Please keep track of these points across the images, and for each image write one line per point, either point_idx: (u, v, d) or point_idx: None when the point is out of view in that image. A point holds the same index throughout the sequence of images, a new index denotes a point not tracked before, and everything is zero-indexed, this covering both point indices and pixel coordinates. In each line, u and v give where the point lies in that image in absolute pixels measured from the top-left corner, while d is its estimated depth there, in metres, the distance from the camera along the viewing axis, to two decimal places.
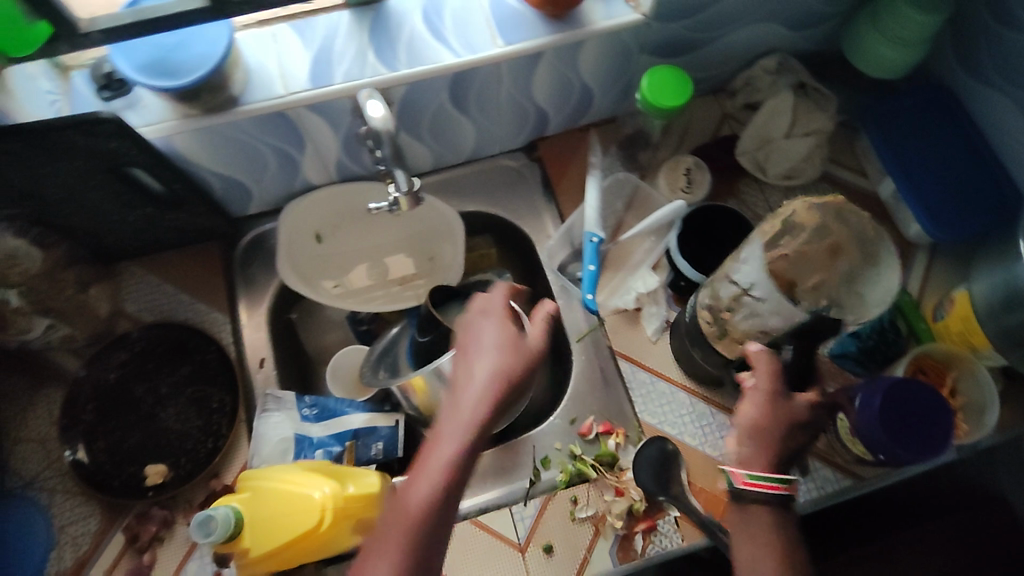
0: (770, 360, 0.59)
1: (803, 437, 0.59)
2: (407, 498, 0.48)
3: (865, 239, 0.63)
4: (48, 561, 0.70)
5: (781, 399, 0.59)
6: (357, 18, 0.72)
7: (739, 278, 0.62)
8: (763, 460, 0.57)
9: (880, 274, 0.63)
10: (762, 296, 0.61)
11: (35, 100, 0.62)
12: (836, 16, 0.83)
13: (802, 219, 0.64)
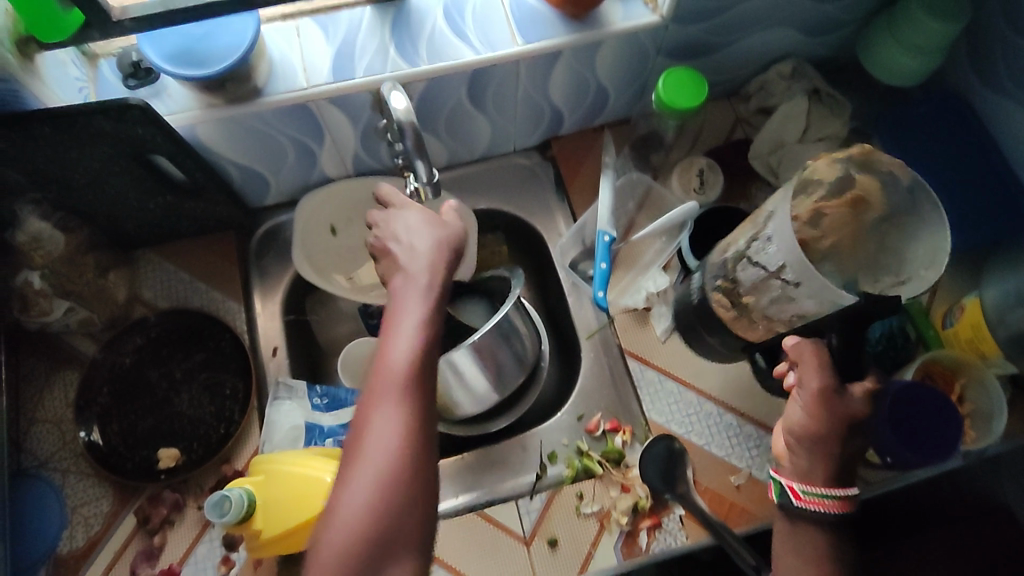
0: (814, 356, 0.60)
1: (859, 436, 0.58)
2: (391, 355, 0.49)
3: (896, 196, 0.64)
4: (61, 540, 0.71)
5: (835, 399, 0.58)
6: (379, 15, 0.73)
7: (768, 259, 0.64)
8: (820, 469, 0.57)
9: (922, 227, 0.64)
10: (795, 277, 0.62)
11: (66, 87, 0.64)
12: (852, 23, 0.83)
13: (823, 175, 0.65)
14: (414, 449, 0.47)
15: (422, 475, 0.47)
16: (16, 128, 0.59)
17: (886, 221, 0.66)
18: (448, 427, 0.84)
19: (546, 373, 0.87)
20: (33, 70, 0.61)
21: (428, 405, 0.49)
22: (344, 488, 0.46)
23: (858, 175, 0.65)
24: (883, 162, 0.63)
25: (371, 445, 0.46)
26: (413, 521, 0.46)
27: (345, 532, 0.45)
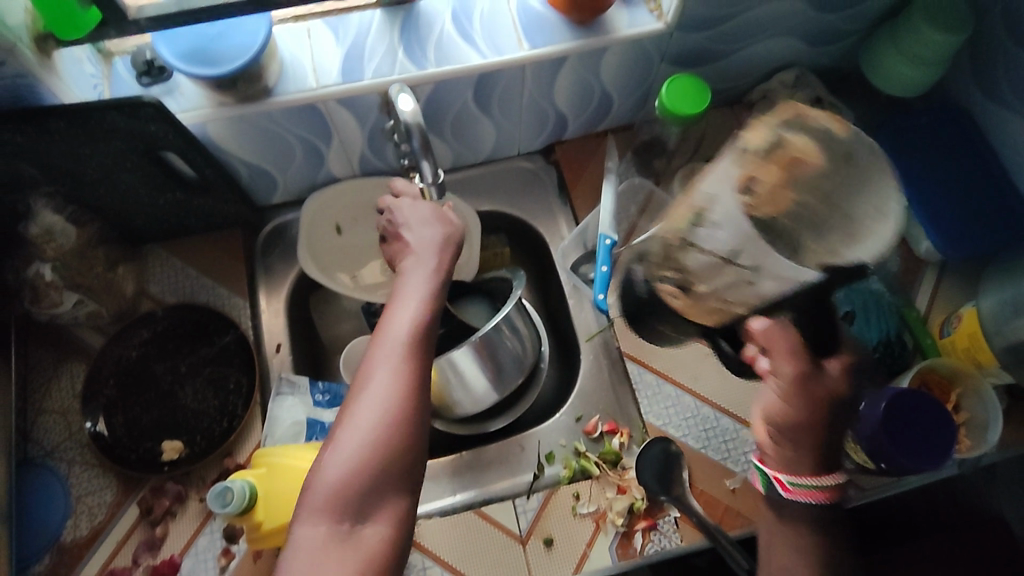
0: (785, 340, 0.56)
1: (839, 412, 0.58)
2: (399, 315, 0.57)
3: (833, 145, 0.50)
4: (66, 528, 0.73)
5: (809, 383, 0.56)
6: (388, 18, 0.74)
7: (715, 245, 0.51)
8: (805, 458, 0.57)
9: (869, 185, 0.49)
10: (752, 262, 0.50)
11: (82, 83, 0.66)
12: (855, 34, 0.84)
13: (754, 139, 0.51)
14: (414, 394, 0.54)
15: (418, 418, 0.54)
16: (33, 123, 0.61)
17: (848, 165, 0.50)
18: (448, 426, 0.85)
19: (546, 374, 0.88)
20: (52, 68, 0.62)
21: (427, 360, 0.56)
22: (347, 421, 0.52)
23: (791, 133, 0.50)
24: (817, 122, 0.51)
25: (375, 386, 0.53)
26: (407, 456, 0.52)
27: (348, 457, 0.51)
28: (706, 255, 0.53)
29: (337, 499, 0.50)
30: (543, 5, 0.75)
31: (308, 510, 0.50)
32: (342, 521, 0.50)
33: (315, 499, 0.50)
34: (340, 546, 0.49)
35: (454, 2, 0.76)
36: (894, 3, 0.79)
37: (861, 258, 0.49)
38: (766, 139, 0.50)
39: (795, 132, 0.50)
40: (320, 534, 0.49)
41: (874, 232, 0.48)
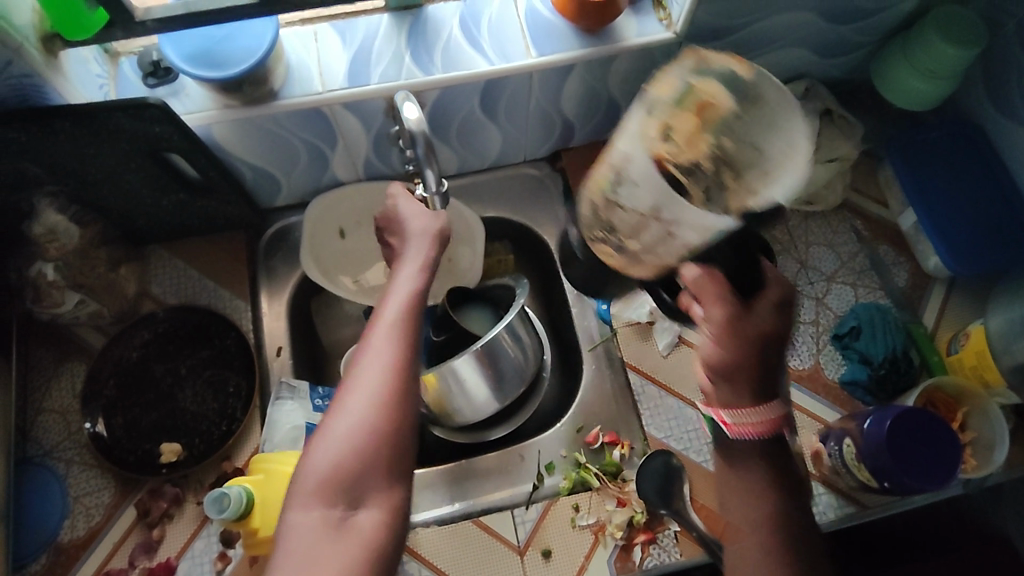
0: (710, 280, 0.58)
1: (775, 349, 0.56)
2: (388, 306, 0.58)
3: (742, 85, 0.54)
4: (63, 529, 0.72)
5: (738, 320, 0.56)
6: (396, 22, 0.74)
7: (637, 200, 0.56)
8: (741, 392, 0.55)
9: (776, 123, 0.54)
10: (673, 216, 0.54)
11: (88, 84, 0.65)
12: (866, 46, 0.83)
13: (660, 91, 0.54)
14: (403, 379, 0.54)
15: (409, 404, 0.53)
16: (38, 123, 0.61)
17: (757, 106, 0.54)
18: (447, 433, 0.84)
19: (547, 383, 0.87)
20: (58, 68, 0.62)
21: (417, 348, 0.56)
22: (337, 408, 0.53)
23: (700, 81, 0.53)
24: (724, 69, 0.54)
25: (364, 372, 0.53)
26: (397, 442, 0.52)
27: (337, 443, 0.51)
28: (631, 211, 0.57)
29: (327, 484, 0.50)
30: (552, 13, 0.74)
31: (299, 497, 0.51)
32: (333, 507, 0.50)
33: (307, 486, 0.51)
34: (332, 533, 0.49)
35: (463, 8, 0.75)
36: (907, 16, 0.78)
37: (776, 197, 0.53)
38: (676, 90, 0.54)
39: (699, 79, 0.53)
40: (311, 521, 0.50)
41: (788, 169, 0.52)
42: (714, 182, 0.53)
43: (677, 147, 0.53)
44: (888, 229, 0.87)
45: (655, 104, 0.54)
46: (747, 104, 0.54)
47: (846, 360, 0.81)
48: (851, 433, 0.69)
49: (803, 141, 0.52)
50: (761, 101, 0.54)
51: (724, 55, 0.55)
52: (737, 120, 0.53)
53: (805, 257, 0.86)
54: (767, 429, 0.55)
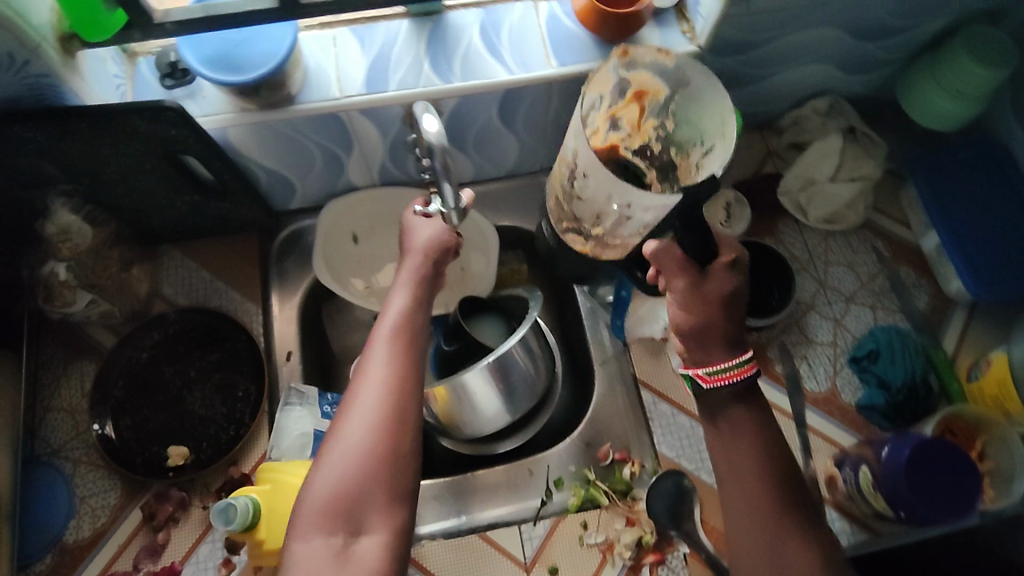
0: (669, 252, 0.61)
1: (735, 308, 0.61)
2: (380, 331, 0.59)
3: (672, 73, 0.67)
4: (68, 529, 0.72)
5: (700, 287, 0.60)
6: (416, 28, 0.73)
7: (592, 191, 0.69)
8: (712, 352, 0.60)
9: (709, 101, 0.67)
10: (624, 200, 0.66)
11: (104, 84, 0.65)
12: (893, 63, 0.82)
13: (601, 87, 0.68)
14: (398, 401, 0.55)
15: (405, 426, 0.54)
16: (55, 123, 0.60)
17: (687, 87, 0.68)
18: (455, 444, 0.83)
19: (558, 398, 0.86)
20: (76, 68, 0.61)
21: (413, 371, 0.57)
22: (335, 434, 0.53)
23: (631, 74, 0.69)
24: (648, 63, 0.67)
25: (361, 397, 0.55)
26: (396, 465, 0.53)
27: (336, 469, 0.51)
28: (587, 202, 0.71)
29: (327, 510, 0.50)
30: (574, 23, 0.73)
31: (301, 526, 0.50)
32: (335, 533, 0.50)
33: (308, 513, 0.51)
34: (334, 559, 0.49)
35: (484, 15, 0.74)
36: (936, 34, 0.77)
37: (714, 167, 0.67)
38: (613, 90, 0.70)
39: (631, 72, 0.68)
40: (314, 547, 0.49)
41: (718, 144, 0.66)
42: (663, 156, 0.74)
43: (628, 135, 0.74)
44: (910, 251, 0.86)
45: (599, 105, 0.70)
46: (676, 86, 0.68)
47: (864, 384, 0.79)
48: (868, 461, 0.68)
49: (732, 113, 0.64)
50: (683, 87, 0.68)
51: (647, 50, 0.66)
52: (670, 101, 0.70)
53: (824, 277, 0.85)
54: (746, 377, 0.58)
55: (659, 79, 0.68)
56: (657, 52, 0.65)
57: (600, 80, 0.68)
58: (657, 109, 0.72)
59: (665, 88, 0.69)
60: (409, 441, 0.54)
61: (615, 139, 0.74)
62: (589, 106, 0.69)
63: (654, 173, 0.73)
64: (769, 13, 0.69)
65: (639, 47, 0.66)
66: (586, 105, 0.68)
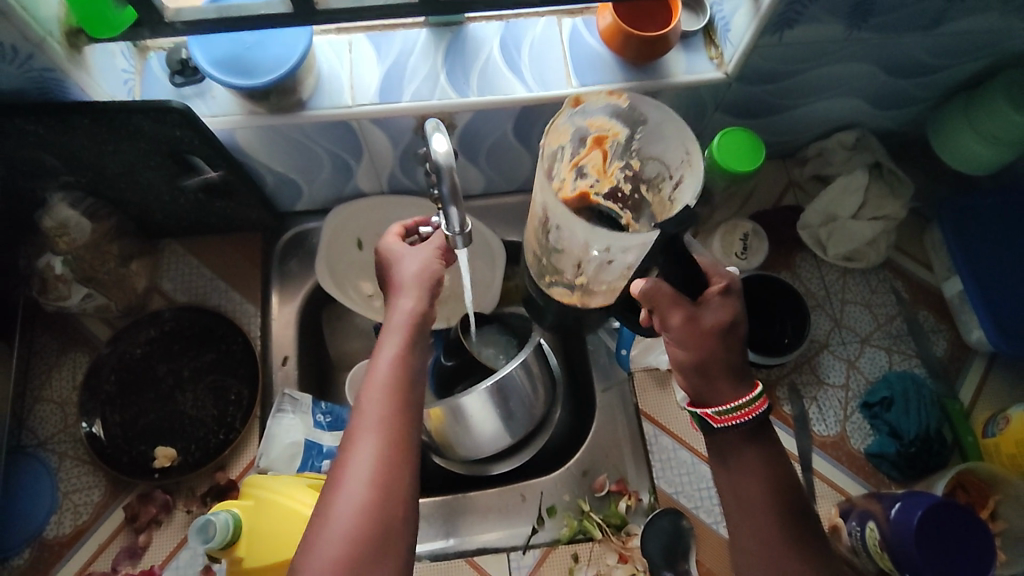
0: (661, 289, 0.57)
1: (734, 337, 0.58)
2: (370, 391, 0.55)
3: (629, 115, 0.67)
4: (49, 524, 0.71)
5: (700, 321, 0.57)
6: (434, 38, 0.71)
7: (570, 241, 0.68)
8: (716, 390, 0.57)
9: (667, 134, 0.67)
10: (603, 244, 0.65)
11: (112, 80, 0.64)
12: (927, 101, 0.79)
13: (560, 138, 0.67)
14: (388, 477, 0.51)
15: (396, 505, 0.50)
16: (58, 117, 0.59)
17: (645, 125, 0.68)
18: (446, 463, 0.81)
19: (557, 418, 0.83)
20: (83, 63, 0.60)
21: (404, 440, 0.53)
22: (322, 516, 0.50)
23: (587, 121, 0.67)
24: (603, 109, 0.66)
25: (349, 476, 0.51)
26: (387, 550, 0.49)
27: (325, 559, 0.48)
28: (565, 252, 0.70)
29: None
30: (597, 42, 0.71)
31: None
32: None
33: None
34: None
35: (504, 28, 0.72)
36: (973, 75, 0.74)
37: (684, 194, 0.67)
38: (573, 139, 0.69)
39: (588, 120, 0.67)
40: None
41: (686, 173, 0.66)
42: (635, 195, 0.75)
43: (595, 181, 0.75)
44: (931, 295, 0.83)
45: (562, 155, 0.70)
46: (634, 125, 0.68)
47: (875, 431, 0.77)
48: (875, 517, 0.66)
49: (694, 143, 0.63)
50: (641, 125, 0.68)
51: (600, 96, 0.64)
52: (629, 141, 0.71)
53: (840, 316, 0.82)
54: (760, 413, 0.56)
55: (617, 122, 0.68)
56: (610, 99, 0.64)
57: (559, 132, 0.66)
58: (621, 151, 0.72)
59: (623, 129, 0.69)
60: (400, 520, 0.50)
61: (584, 186, 0.75)
62: (552, 160, 0.68)
63: (629, 213, 0.76)
64: (801, 45, 0.66)
65: (589, 94, 0.64)
66: (547, 162, 0.67)
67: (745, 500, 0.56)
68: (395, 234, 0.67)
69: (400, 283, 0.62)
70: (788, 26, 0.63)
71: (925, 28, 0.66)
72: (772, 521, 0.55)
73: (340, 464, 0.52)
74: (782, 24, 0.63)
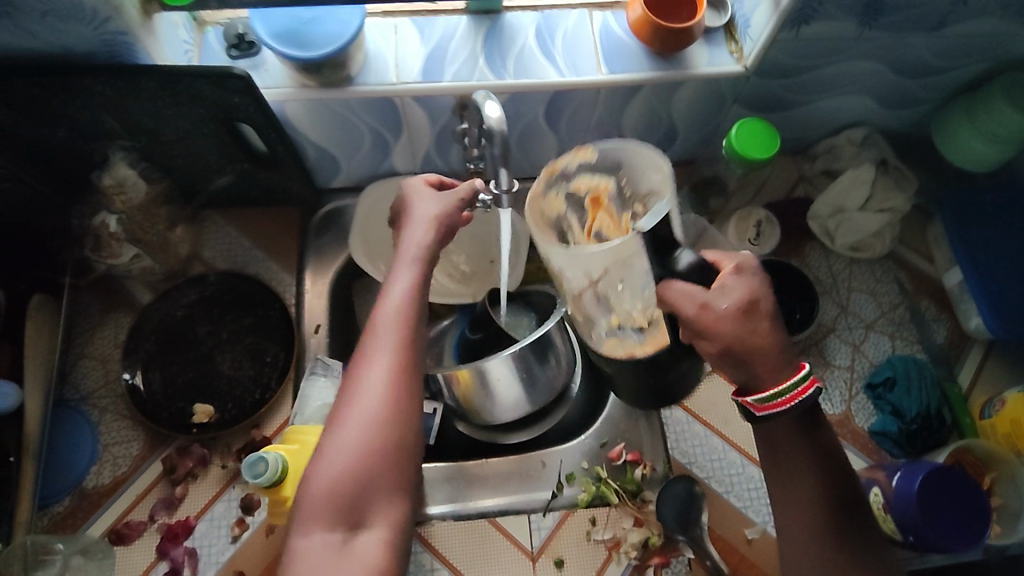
0: (672, 286, 0.52)
1: (759, 316, 0.53)
2: (384, 314, 0.54)
3: (609, 165, 0.62)
4: (89, 474, 0.74)
5: (717, 313, 0.52)
6: (474, 25, 0.76)
7: (584, 272, 0.59)
8: (752, 374, 0.53)
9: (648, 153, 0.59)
10: (607, 262, 0.57)
11: (174, 48, 0.67)
12: (931, 102, 0.84)
13: (551, 205, 0.63)
14: (401, 399, 0.51)
15: (407, 426, 0.51)
16: (127, 80, 0.62)
17: (627, 162, 0.62)
18: (469, 430, 0.86)
19: (575, 395, 0.87)
20: (152, 30, 0.64)
21: (416, 365, 0.53)
22: (334, 430, 0.50)
23: (574, 185, 0.64)
24: (577, 169, 0.63)
25: (363, 393, 0.51)
26: (400, 467, 0.50)
27: (338, 471, 0.48)
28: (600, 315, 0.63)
29: (329, 516, 0.48)
30: (625, 33, 0.76)
31: (299, 527, 0.48)
32: (337, 536, 0.48)
33: (308, 513, 0.48)
34: (334, 559, 0.47)
35: (540, 17, 0.77)
36: (973, 78, 0.79)
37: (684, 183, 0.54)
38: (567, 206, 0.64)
39: (571, 184, 0.63)
40: (314, 546, 0.47)
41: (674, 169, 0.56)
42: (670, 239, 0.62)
43: None
44: (933, 286, 0.88)
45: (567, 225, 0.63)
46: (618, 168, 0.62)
47: (878, 411, 0.81)
48: (878, 483, 0.68)
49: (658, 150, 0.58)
50: (623, 168, 0.62)
51: (565, 156, 0.62)
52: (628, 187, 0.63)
53: (846, 303, 0.87)
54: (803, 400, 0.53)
55: (598, 174, 0.63)
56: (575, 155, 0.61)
57: (546, 202, 0.62)
58: (623, 204, 0.63)
59: (612, 179, 0.63)
60: (412, 440, 0.51)
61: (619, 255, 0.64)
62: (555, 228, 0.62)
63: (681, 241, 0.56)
64: (815, 41, 0.71)
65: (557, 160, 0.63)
66: (542, 225, 0.61)
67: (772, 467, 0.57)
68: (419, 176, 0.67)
69: (415, 220, 0.62)
70: (805, 21, 0.68)
71: (931, 29, 0.71)
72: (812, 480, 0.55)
73: (352, 382, 0.52)
74: (799, 20, 0.68)
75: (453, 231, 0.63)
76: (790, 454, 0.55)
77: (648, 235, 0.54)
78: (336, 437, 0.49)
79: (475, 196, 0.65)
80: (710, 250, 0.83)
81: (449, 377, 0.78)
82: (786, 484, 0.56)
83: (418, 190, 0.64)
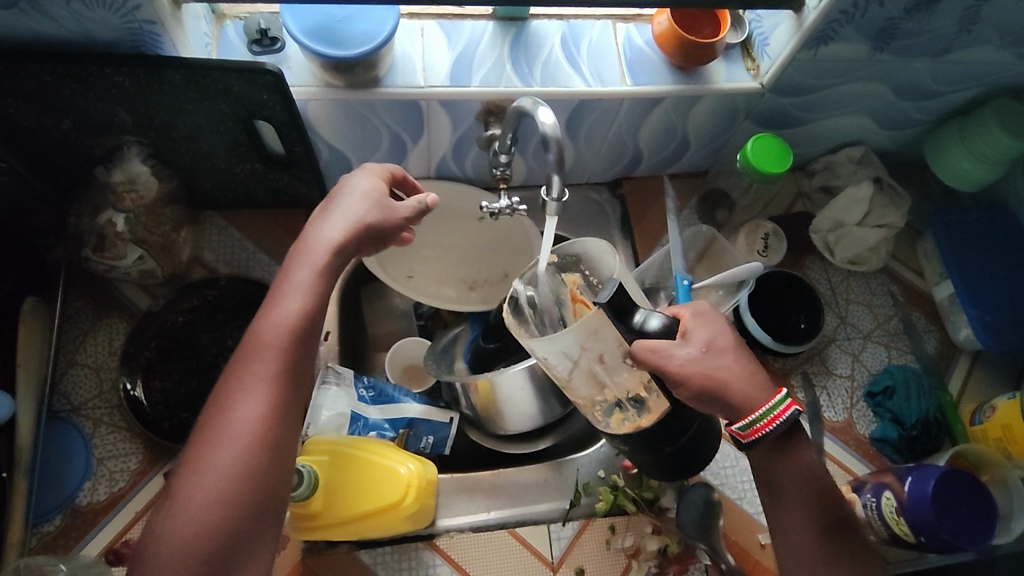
0: (646, 346, 0.54)
1: (724, 351, 0.56)
2: (271, 332, 0.51)
3: (569, 263, 0.66)
4: (83, 490, 0.69)
5: (682, 359, 0.54)
6: (500, 31, 0.75)
7: (564, 357, 0.58)
8: (728, 407, 0.55)
9: (600, 250, 0.64)
10: (590, 341, 0.57)
11: (196, 40, 0.65)
12: (925, 123, 0.88)
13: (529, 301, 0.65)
14: (272, 431, 0.49)
15: (280, 463, 0.49)
16: (150, 72, 0.59)
17: (584, 259, 0.65)
18: (479, 437, 0.85)
19: None
20: (179, 21, 0.61)
21: (296, 392, 0.52)
22: (199, 461, 0.47)
23: (547, 285, 0.65)
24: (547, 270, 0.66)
25: (233, 426, 0.48)
26: (268, 508, 0.48)
27: (201, 513, 0.46)
28: (594, 395, 0.61)
29: (184, 567, 0.45)
30: (647, 45, 0.77)
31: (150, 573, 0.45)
32: None
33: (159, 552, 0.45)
34: None
35: (565, 28, 0.77)
36: (966, 102, 0.84)
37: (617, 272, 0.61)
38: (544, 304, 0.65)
39: (545, 284, 0.65)
40: None
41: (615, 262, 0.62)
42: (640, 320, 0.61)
43: None
44: (923, 298, 0.92)
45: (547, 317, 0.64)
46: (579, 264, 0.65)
47: (877, 418, 0.84)
48: (891, 488, 0.71)
49: (605, 242, 0.63)
50: (585, 260, 0.65)
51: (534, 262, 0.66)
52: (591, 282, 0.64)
53: (844, 314, 0.91)
54: (781, 423, 0.54)
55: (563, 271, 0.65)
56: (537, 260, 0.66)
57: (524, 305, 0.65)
58: (593, 292, 0.63)
59: (577, 272, 0.65)
60: (282, 479, 0.49)
61: None
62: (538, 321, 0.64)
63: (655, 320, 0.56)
64: (829, 62, 0.74)
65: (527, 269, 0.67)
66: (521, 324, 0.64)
67: (773, 464, 0.56)
68: (382, 168, 0.63)
69: (325, 218, 0.58)
70: (824, 42, 0.71)
71: (935, 55, 0.74)
72: (822, 484, 0.56)
73: (225, 409, 0.49)
74: (819, 41, 0.70)
75: (381, 236, 0.60)
76: (800, 445, 0.56)
77: (607, 305, 0.57)
78: (200, 473, 0.47)
79: (420, 207, 0.62)
80: (719, 259, 0.87)
81: (467, 386, 0.76)
82: (806, 496, 0.55)
83: (345, 182, 0.61)
